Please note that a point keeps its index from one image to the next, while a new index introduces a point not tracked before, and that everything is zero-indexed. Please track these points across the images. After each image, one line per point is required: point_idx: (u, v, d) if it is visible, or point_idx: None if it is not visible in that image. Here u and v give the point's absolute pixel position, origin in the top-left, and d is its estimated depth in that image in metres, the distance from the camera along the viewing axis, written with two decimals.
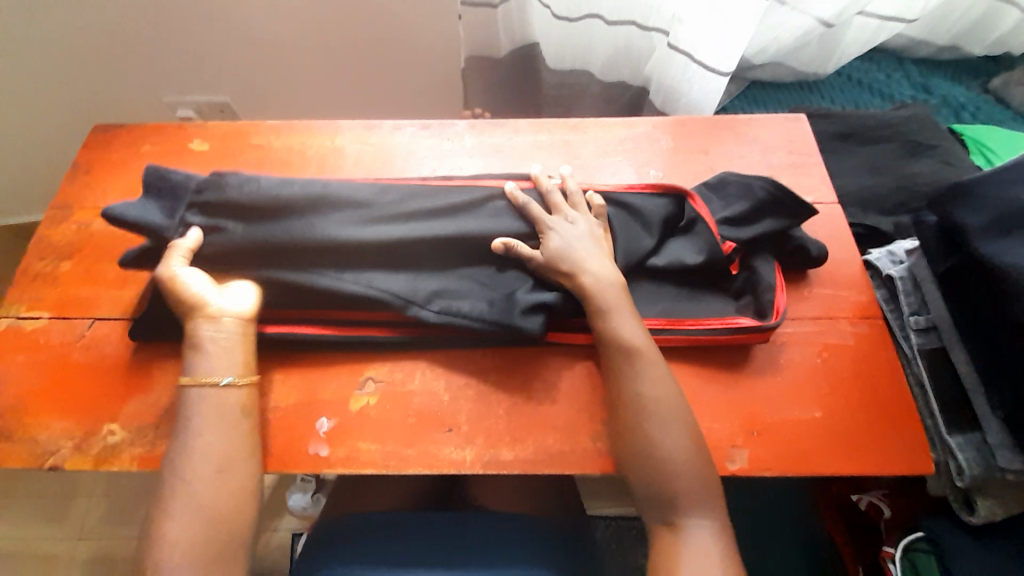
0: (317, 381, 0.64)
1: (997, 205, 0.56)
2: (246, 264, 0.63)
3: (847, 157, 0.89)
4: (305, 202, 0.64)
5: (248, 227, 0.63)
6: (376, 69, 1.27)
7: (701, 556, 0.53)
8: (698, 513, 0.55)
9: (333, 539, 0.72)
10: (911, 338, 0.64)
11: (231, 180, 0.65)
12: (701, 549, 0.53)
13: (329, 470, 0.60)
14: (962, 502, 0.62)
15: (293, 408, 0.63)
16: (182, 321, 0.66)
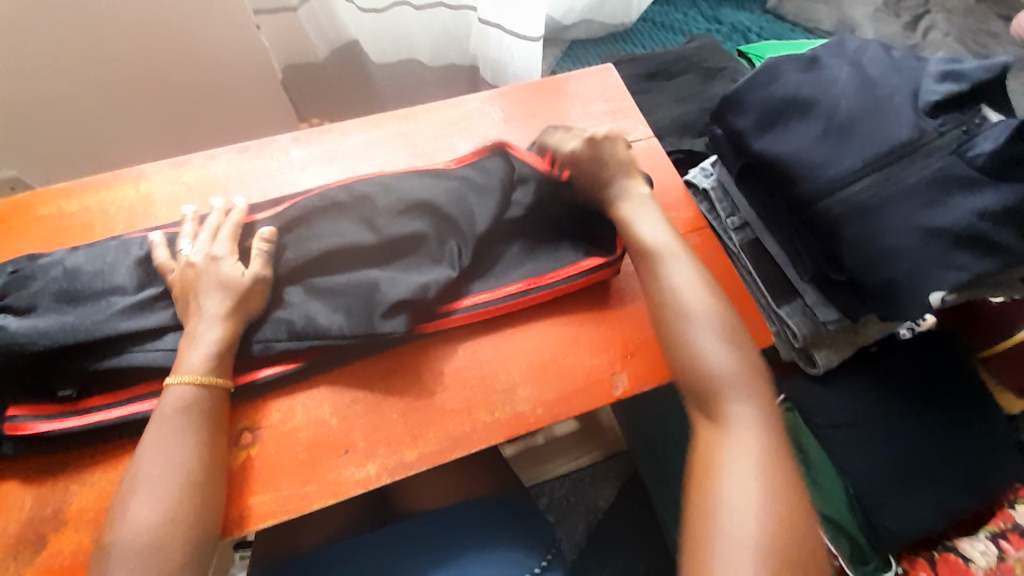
0: None
1: (758, 106, 0.65)
2: (59, 357, 0.57)
3: (659, 92, 0.98)
4: (127, 277, 0.62)
5: (52, 317, 0.58)
6: (186, 102, 1.15)
7: (739, 445, 0.54)
8: None
9: None
10: (733, 236, 0.74)
11: (33, 273, 0.61)
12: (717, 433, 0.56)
13: (226, 537, 0.55)
14: (807, 361, 0.73)
15: None
16: (3, 435, 0.57)
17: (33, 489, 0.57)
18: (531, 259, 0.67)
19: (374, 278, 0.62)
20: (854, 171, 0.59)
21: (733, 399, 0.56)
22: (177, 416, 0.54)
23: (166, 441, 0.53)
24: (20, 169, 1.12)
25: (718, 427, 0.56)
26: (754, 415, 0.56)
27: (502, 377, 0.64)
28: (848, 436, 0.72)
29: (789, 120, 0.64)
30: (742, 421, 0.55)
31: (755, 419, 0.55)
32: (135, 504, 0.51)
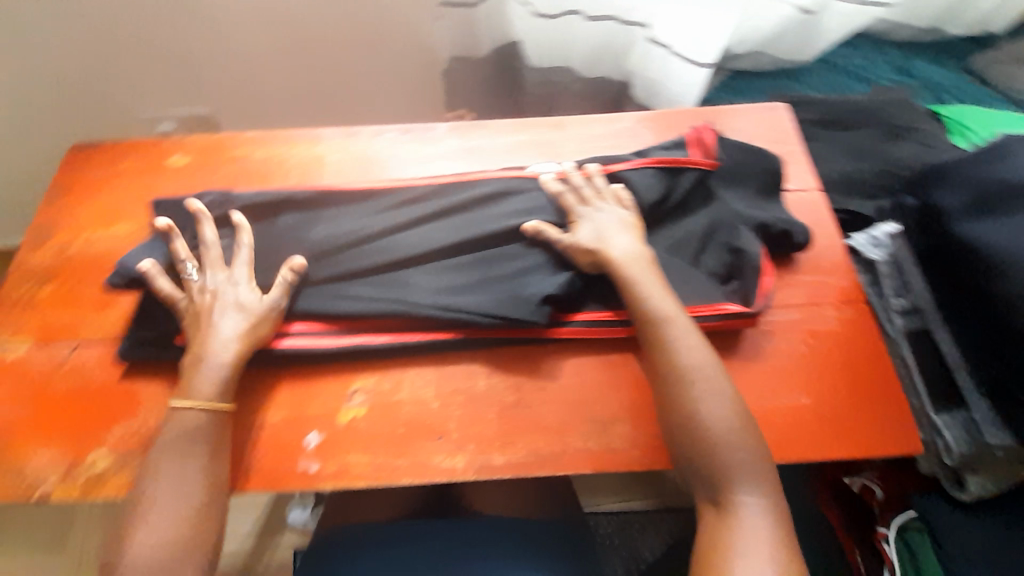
0: (308, 396, 0.64)
1: (973, 185, 0.59)
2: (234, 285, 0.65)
3: (828, 143, 0.89)
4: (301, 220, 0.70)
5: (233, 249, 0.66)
6: (356, 77, 1.27)
7: (756, 531, 0.51)
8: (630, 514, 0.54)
9: (326, 555, 0.71)
10: (895, 320, 0.65)
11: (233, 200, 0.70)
12: (747, 521, 0.52)
13: (319, 485, 0.59)
14: (952, 481, 0.63)
15: (284, 425, 0.62)
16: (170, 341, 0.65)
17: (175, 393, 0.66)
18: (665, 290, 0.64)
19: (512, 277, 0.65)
20: None
21: (741, 481, 0.53)
22: (184, 443, 0.57)
23: (171, 467, 0.56)
24: (211, 110, 1.30)
25: (735, 507, 0.53)
26: (761, 503, 0.53)
27: (603, 407, 0.62)
28: None
29: (1009, 207, 0.57)
30: (750, 508, 0.52)
31: (765, 507, 0.52)
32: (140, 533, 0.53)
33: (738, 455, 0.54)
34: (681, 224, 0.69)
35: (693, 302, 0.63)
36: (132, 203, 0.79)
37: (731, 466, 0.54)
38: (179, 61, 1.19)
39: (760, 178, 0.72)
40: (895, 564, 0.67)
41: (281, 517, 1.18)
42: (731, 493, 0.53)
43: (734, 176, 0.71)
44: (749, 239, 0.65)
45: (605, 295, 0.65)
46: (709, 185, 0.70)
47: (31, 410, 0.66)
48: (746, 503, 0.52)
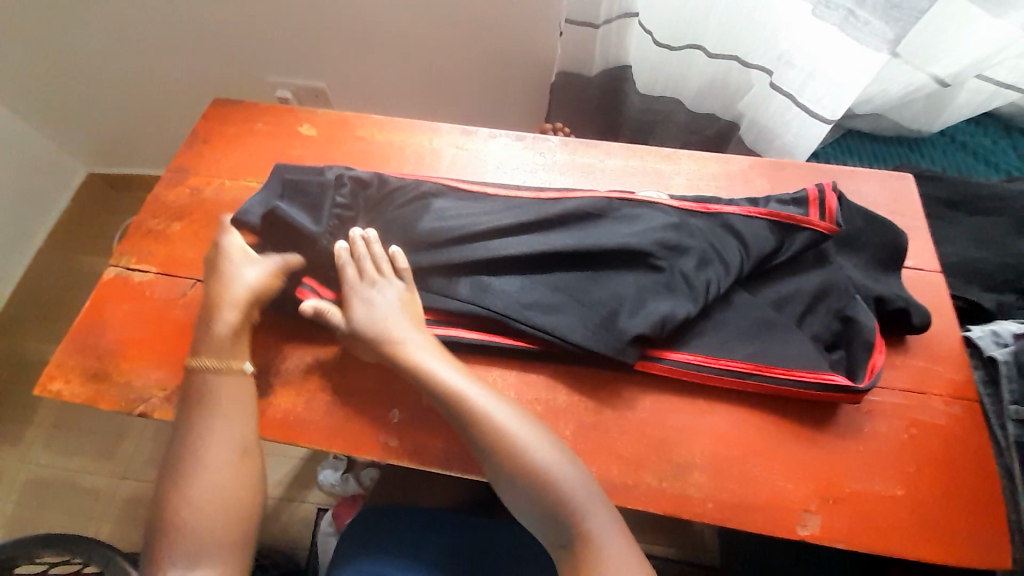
0: (396, 374, 0.66)
1: None
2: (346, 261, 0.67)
3: (952, 224, 0.85)
4: (413, 211, 0.72)
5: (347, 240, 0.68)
6: (466, 75, 1.31)
7: (610, 552, 0.52)
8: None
9: (373, 527, 0.74)
10: (1007, 426, 0.61)
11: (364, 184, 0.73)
12: None
13: (395, 461, 0.62)
14: None
15: (370, 396, 0.65)
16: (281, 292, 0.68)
17: (271, 345, 0.68)
18: (766, 346, 0.63)
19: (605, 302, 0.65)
20: None
21: (591, 508, 0.54)
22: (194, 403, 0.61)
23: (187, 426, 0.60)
24: (327, 84, 1.37)
25: (588, 536, 0.53)
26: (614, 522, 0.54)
27: (682, 449, 0.61)
28: None
29: None
30: None
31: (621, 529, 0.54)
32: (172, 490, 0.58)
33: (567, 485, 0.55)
34: (792, 282, 0.68)
35: (792, 365, 0.61)
36: (262, 161, 0.85)
37: (558, 499, 0.54)
38: (310, 34, 1.27)
39: (881, 251, 0.69)
40: None
41: (313, 475, 1.23)
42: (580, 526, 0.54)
43: (850, 244, 0.70)
44: (864, 312, 0.64)
45: (701, 338, 0.64)
46: (823, 249, 0.69)
47: (148, 331, 0.72)
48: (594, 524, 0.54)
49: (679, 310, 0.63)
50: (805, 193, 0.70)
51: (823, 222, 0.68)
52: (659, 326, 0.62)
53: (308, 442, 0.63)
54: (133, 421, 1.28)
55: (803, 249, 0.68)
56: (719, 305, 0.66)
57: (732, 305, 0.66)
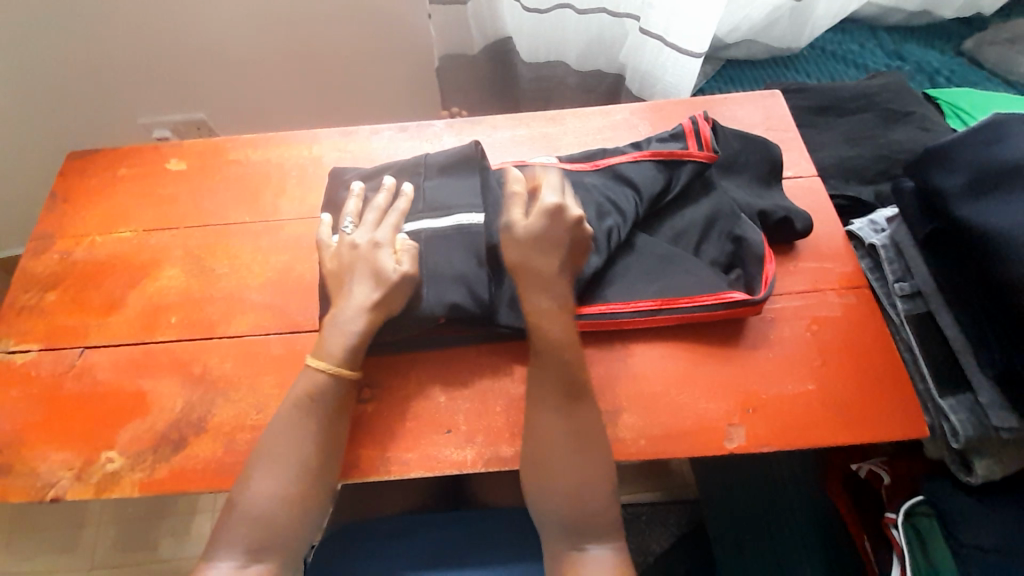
0: None
1: (972, 167, 0.56)
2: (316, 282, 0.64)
3: (827, 129, 0.89)
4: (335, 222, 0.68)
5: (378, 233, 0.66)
6: (348, 78, 1.26)
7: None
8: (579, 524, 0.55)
9: (334, 552, 0.69)
10: (897, 304, 0.65)
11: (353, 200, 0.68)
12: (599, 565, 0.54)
13: (330, 480, 0.60)
14: (960, 465, 0.63)
15: None
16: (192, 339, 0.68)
17: (186, 394, 0.65)
18: (669, 281, 0.65)
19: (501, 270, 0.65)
20: None
21: (597, 529, 0.56)
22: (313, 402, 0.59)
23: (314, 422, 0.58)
24: (208, 115, 1.29)
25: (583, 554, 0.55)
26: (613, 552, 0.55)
27: (610, 397, 0.62)
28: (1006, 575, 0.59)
29: (1008, 189, 0.54)
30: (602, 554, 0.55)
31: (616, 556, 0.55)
32: (261, 485, 0.56)
33: (593, 501, 0.56)
34: (684, 215, 0.69)
35: (695, 292, 0.63)
36: (133, 207, 0.80)
37: (581, 514, 0.56)
38: (172, 66, 1.19)
39: (758, 167, 0.72)
40: (905, 549, 0.66)
41: None
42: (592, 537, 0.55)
43: (732, 166, 0.72)
44: (750, 228, 0.66)
45: (608, 287, 0.65)
46: (708, 175, 0.70)
47: (42, 412, 0.66)
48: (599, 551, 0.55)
49: (584, 266, 0.64)
50: (681, 126, 0.70)
51: (700, 149, 0.69)
52: (568, 287, 0.63)
53: None
54: (86, 509, 1.20)
55: (689, 179, 0.69)
56: (619, 249, 0.67)
57: (629, 248, 0.67)
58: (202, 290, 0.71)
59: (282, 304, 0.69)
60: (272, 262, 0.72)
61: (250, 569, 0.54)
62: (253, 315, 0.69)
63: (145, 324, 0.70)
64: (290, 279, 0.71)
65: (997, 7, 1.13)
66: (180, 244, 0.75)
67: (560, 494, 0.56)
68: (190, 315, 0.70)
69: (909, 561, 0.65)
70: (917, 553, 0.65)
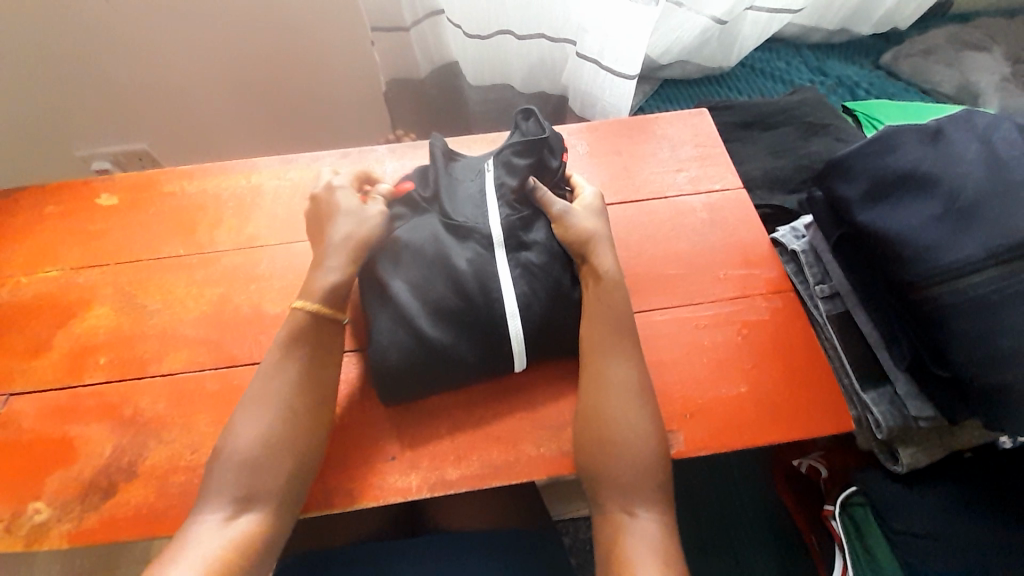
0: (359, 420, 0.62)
1: (868, 173, 0.59)
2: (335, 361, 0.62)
3: (754, 142, 0.94)
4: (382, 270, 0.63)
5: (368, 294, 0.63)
6: (298, 106, 1.26)
7: (645, 545, 0.53)
8: (627, 490, 0.56)
9: None
10: (820, 305, 0.68)
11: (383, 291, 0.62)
12: (640, 535, 0.54)
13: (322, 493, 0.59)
14: (887, 455, 0.65)
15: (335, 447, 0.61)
16: (128, 379, 0.65)
17: (117, 437, 0.62)
18: (507, 307, 0.61)
19: (382, 272, 0.63)
20: (974, 259, 0.51)
21: (635, 499, 0.56)
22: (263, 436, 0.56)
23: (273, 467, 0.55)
24: (151, 146, 1.27)
25: (623, 519, 0.55)
26: (656, 520, 0.55)
27: (554, 411, 0.63)
28: (938, 559, 0.62)
29: (901, 194, 0.57)
30: (642, 523, 0.55)
31: (660, 525, 0.55)
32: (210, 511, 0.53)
33: (632, 463, 0.57)
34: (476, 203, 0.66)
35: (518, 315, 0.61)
36: (62, 244, 0.77)
37: (616, 475, 0.57)
38: (110, 98, 1.17)
39: (632, 207, 0.79)
40: (843, 539, 0.69)
41: None
42: (625, 506, 0.56)
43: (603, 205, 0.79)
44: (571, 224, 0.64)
45: (465, 318, 0.61)
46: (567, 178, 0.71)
47: None
48: (640, 518, 0.55)
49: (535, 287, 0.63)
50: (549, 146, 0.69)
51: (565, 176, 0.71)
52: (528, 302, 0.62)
53: (171, 529, 0.57)
54: (36, 555, 0.98)
55: (477, 177, 0.68)
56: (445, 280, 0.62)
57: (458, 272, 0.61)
58: (134, 328, 0.69)
59: (219, 340, 0.67)
60: (209, 295, 0.71)
61: (237, 524, 0.53)
62: (187, 352, 0.67)
63: (72, 366, 0.67)
64: (227, 312, 0.69)
65: (908, 24, 1.21)
66: (111, 282, 0.73)
67: (602, 451, 0.58)
68: (120, 355, 0.67)
69: (847, 550, 0.68)
70: (854, 539, 0.68)
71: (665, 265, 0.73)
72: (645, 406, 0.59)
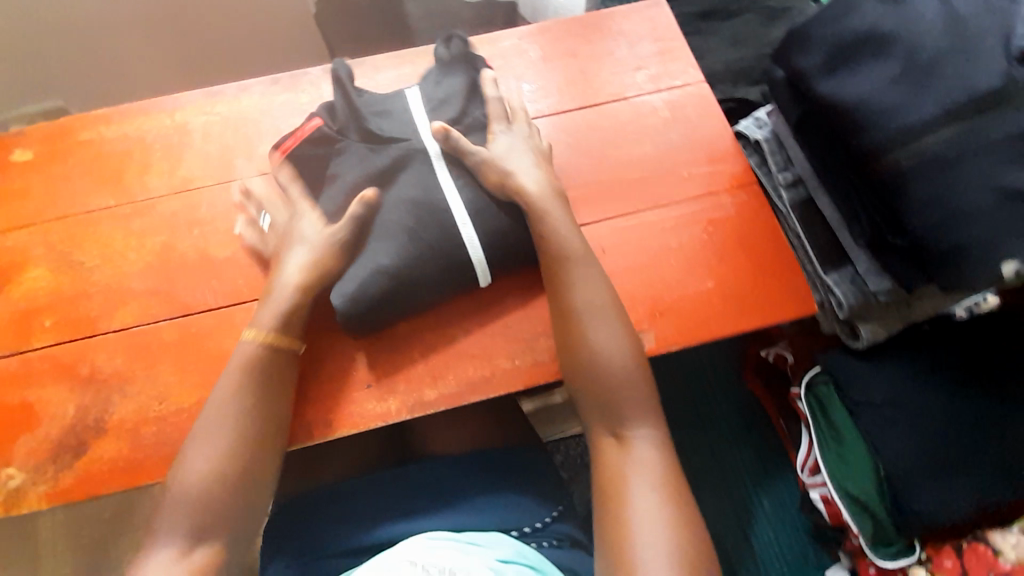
0: (330, 353, 0.61)
1: (826, 41, 0.56)
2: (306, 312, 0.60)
3: (714, 34, 0.89)
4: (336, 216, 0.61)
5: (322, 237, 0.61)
6: (223, 39, 1.14)
7: (643, 466, 0.53)
8: (619, 415, 0.56)
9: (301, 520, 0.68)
10: (782, 194, 0.68)
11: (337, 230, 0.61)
12: (639, 458, 0.54)
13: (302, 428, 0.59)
14: (849, 333, 0.67)
15: (311, 385, 0.60)
16: (80, 339, 0.62)
17: (78, 396, 0.60)
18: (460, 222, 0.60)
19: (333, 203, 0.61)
20: (931, 119, 0.50)
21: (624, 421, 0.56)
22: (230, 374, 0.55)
23: (253, 410, 0.55)
24: (67, 100, 1.14)
25: (618, 445, 0.55)
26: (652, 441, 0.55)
27: (525, 325, 0.63)
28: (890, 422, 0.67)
29: (859, 60, 0.54)
30: (640, 445, 0.55)
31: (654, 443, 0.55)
32: (173, 523, 0.51)
33: (617, 386, 0.56)
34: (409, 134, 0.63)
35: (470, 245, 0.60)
36: None
37: (607, 402, 0.56)
38: None
39: (591, 112, 0.75)
40: (809, 419, 0.73)
41: None
42: (621, 429, 0.56)
43: (560, 112, 0.75)
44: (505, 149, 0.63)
45: (420, 237, 0.59)
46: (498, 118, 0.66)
47: None
48: (636, 441, 0.55)
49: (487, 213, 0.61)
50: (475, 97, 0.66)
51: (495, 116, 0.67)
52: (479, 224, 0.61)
53: (152, 478, 0.57)
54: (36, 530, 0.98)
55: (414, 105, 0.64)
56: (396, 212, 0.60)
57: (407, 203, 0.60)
58: (75, 287, 0.65)
59: (170, 289, 0.64)
60: (149, 245, 0.66)
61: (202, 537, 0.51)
62: (137, 305, 0.63)
63: (16, 334, 0.63)
64: (172, 261, 0.65)
65: None
66: (41, 242, 0.68)
67: (589, 382, 0.57)
68: (67, 315, 0.64)
69: (814, 428, 0.73)
70: (818, 415, 0.73)
71: (627, 169, 0.71)
72: (618, 329, 0.58)
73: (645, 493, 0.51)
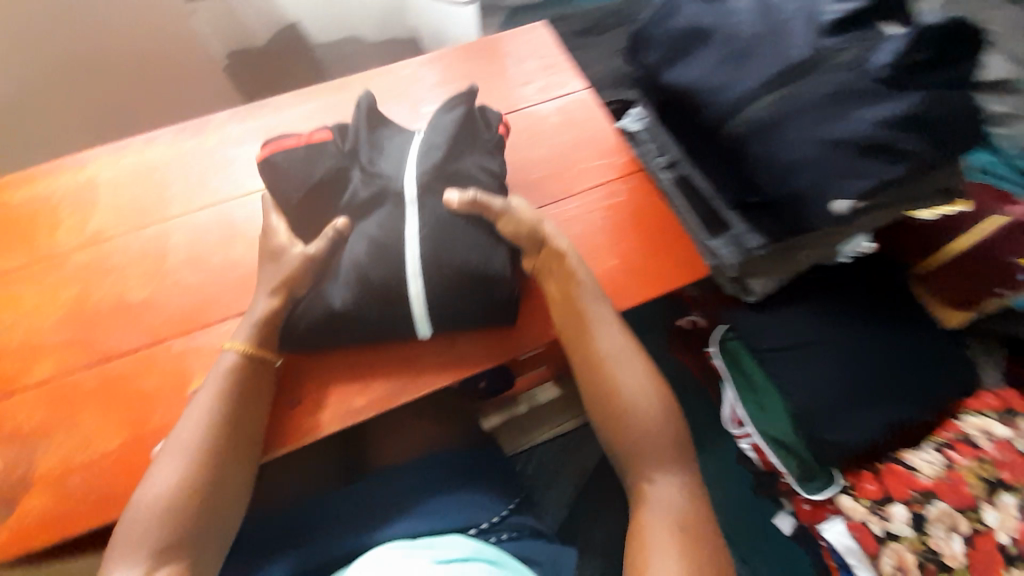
0: (311, 366, 0.64)
1: (663, 38, 0.65)
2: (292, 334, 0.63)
3: (594, 48, 0.99)
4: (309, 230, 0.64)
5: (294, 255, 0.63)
6: (135, 101, 1.15)
7: (665, 511, 0.53)
8: (643, 458, 0.57)
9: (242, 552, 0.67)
10: (661, 176, 0.75)
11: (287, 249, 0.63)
12: (660, 503, 0.54)
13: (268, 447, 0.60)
14: (741, 290, 0.74)
15: (294, 405, 0.62)
16: None
17: None
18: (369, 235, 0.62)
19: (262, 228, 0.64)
20: (753, 89, 0.59)
21: (653, 464, 0.57)
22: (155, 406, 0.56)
23: (200, 446, 0.54)
24: None
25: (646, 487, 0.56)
26: (677, 485, 0.55)
27: None
28: (793, 365, 0.74)
29: (691, 50, 0.63)
30: (660, 488, 0.55)
31: (684, 490, 0.55)
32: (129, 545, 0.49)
33: (645, 427, 0.58)
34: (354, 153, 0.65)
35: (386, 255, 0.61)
36: None
37: (632, 447, 0.58)
38: None
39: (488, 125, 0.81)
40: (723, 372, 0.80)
41: None
42: (649, 473, 0.57)
43: None
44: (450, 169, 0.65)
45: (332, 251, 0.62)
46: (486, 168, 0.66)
47: None
48: (659, 485, 0.55)
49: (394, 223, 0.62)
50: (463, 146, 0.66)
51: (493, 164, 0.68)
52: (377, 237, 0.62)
53: (80, 527, 0.55)
54: None
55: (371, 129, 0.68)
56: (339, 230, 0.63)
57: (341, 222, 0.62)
58: None
59: (87, 338, 0.64)
60: (62, 299, 0.66)
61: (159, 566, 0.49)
62: (53, 359, 0.63)
63: None
64: (88, 312, 0.65)
65: None
66: None
67: (616, 414, 0.59)
68: None
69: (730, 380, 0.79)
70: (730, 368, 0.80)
71: (527, 170, 0.77)
72: (639, 356, 0.62)
73: (661, 535, 0.51)
